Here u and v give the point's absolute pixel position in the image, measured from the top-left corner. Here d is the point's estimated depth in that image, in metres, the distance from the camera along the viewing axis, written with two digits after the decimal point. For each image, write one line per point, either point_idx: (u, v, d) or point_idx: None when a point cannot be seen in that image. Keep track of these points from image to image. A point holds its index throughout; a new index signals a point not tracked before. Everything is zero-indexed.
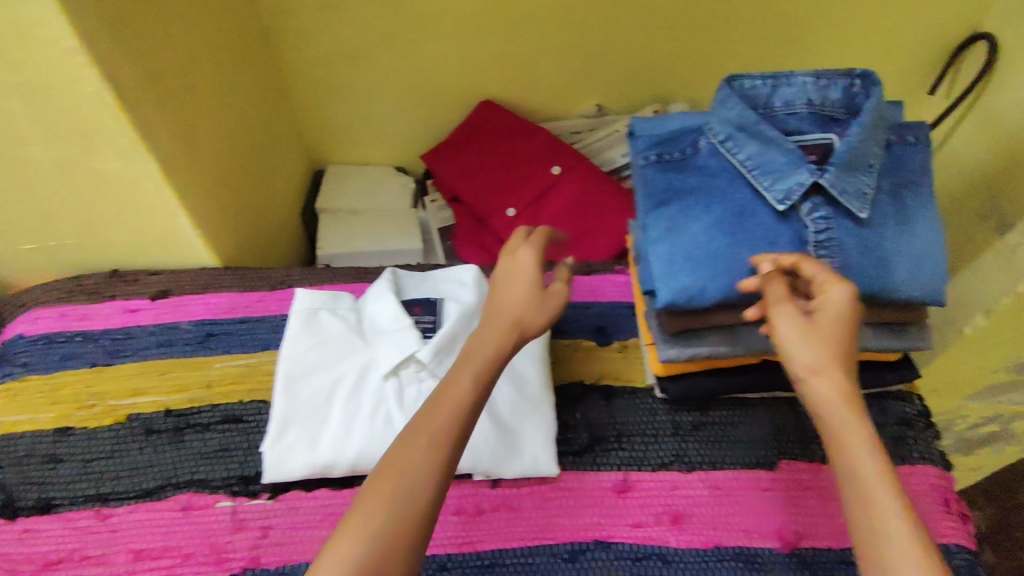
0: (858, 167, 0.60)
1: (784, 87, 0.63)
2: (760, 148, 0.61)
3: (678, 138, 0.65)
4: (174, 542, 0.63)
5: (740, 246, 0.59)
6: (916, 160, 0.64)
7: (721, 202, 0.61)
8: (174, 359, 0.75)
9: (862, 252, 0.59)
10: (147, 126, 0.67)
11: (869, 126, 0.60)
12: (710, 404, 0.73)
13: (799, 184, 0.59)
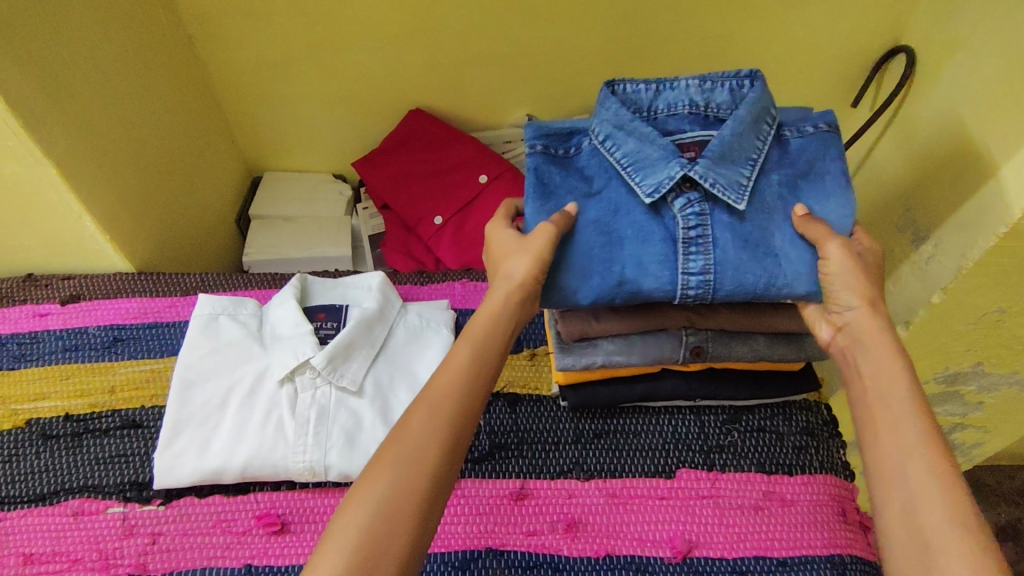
0: (736, 159, 0.60)
1: (666, 91, 0.64)
2: (635, 146, 0.61)
3: (566, 134, 0.64)
4: (64, 547, 0.63)
5: (614, 243, 0.59)
6: (814, 151, 0.62)
7: (601, 200, 0.61)
8: (78, 363, 0.74)
9: (739, 247, 0.58)
10: (43, 131, 0.66)
11: (748, 122, 0.61)
12: (614, 412, 0.74)
13: (669, 177, 0.59)
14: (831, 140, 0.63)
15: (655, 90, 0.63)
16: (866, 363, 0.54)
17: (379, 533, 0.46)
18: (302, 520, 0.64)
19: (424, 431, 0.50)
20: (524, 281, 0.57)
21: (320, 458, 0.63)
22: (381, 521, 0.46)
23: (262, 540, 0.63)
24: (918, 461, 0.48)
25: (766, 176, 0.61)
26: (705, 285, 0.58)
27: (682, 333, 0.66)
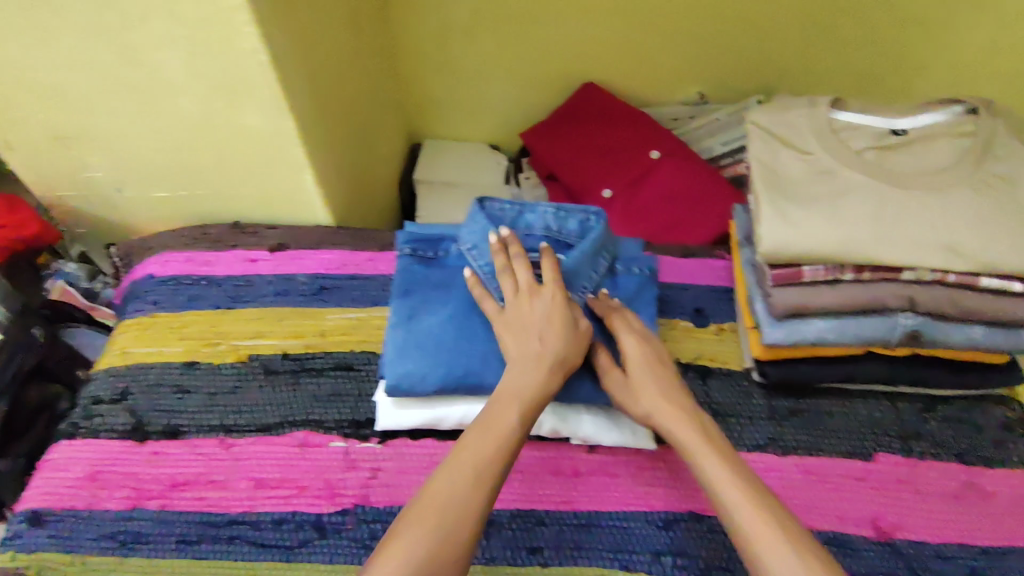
0: (574, 285, 0.68)
1: (528, 214, 0.72)
2: (496, 257, 0.68)
3: (436, 240, 0.72)
4: (292, 474, 0.68)
5: (463, 341, 0.65)
6: (633, 288, 0.72)
7: (454, 299, 0.68)
8: (291, 307, 0.79)
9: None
10: (289, 86, 0.71)
11: (590, 252, 0.69)
12: (804, 393, 0.74)
13: (519, 289, 0.67)
14: (648, 283, 0.73)
15: (519, 211, 0.71)
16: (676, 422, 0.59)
17: (438, 542, 0.48)
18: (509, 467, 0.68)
19: (486, 453, 0.54)
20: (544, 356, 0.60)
21: None
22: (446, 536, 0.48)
23: None
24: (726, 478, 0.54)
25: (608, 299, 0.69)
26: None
27: (899, 315, 0.66)
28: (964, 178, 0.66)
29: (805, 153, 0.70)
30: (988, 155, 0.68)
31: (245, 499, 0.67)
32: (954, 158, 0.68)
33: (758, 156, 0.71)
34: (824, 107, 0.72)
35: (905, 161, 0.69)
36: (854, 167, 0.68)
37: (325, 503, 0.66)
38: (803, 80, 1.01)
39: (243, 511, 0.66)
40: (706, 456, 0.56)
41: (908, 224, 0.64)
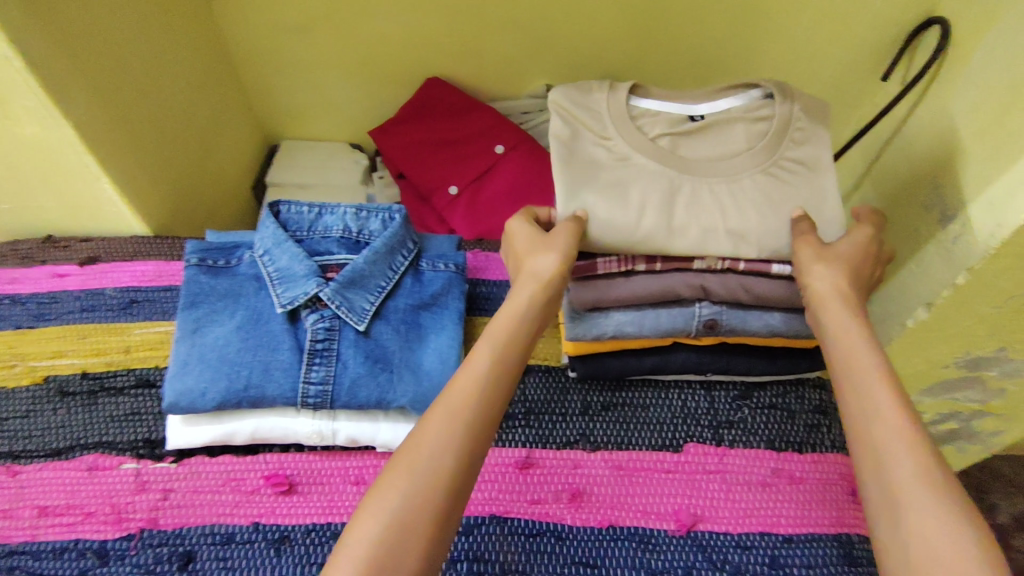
0: (365, 286, 0.66)
1: (326, 216, 0.70)
2: (286, 261, 0.66)
3: (230, 249, 0.69)
4: (78, 500, 0.65)
5: (245, 351, 0.63)
6: (437, 285, 0.69)
7: (242, 308, 0.65)
8: (96, 323, 0.75)
9: (360, 362, 0.63)
10: (62, 92, 0.67)
11: (382, 252, 0.68)
12: (621, 386, 0.73)
13: (303, 293, 0.65)
14: (455, 280, 0.70)
15: (314, 214, 0.70)
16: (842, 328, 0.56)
17: (406, 513, 0.44)
18: (309, 481, 0.66)
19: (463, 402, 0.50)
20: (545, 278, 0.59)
21: (328, 421, 0.64)
22: (425, 486, 0.46)
23: (270, 499, 0.65)
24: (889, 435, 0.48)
25: (399, 302, 0.67)
26: (322, 395, 0.62)
27: (696, 304, 0.66)
28: (754, 167, 0.66)
29: (604, 138, 0.67)
30: (783, 141, 0.67)
31: (26, 528, 0.63)
32: (746, 145, 0.67)
33: (558, 136, 0.66)
34: (624, 88, 0.68)
35: (701, 148, 0.68)
36: (648, 154, 0.66)
37: (110, 529, 0.63)
38: (648, 68, 1.01)
39: (23, 540, 0.63)
40: (884, 399, 0.50)
41: (697, 215, 0.64)
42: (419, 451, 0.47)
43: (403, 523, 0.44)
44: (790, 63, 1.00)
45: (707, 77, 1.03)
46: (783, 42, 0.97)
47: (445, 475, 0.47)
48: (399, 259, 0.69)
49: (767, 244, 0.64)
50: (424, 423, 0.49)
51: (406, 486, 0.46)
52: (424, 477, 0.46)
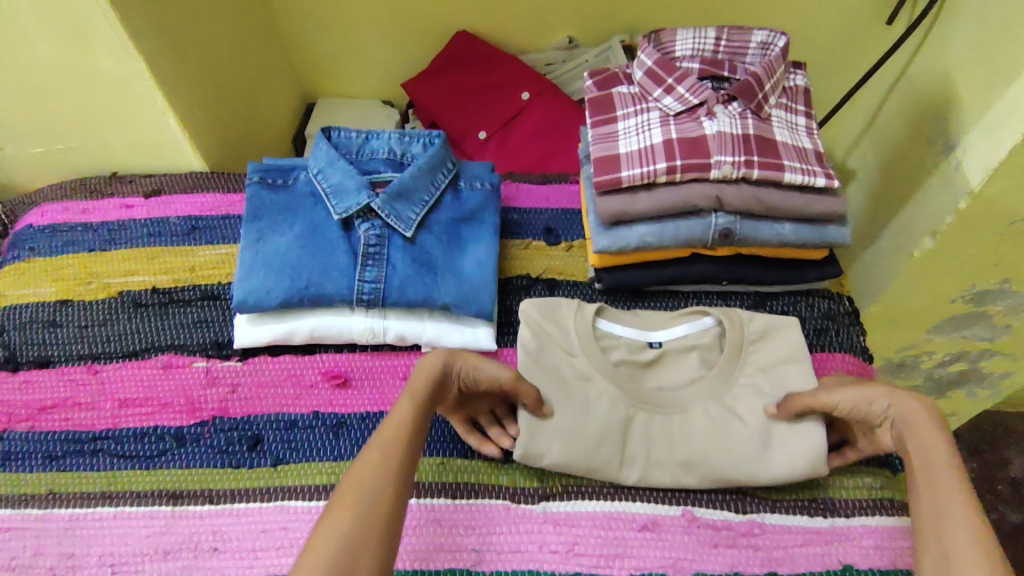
0: (411, 199, 0.73)
1: (373, 140, 0.77)
2: (339, 177, 0.73)
3: (287, 169, 0.76)
4: (154, 393, 0.72)
5: (306, 256, 0.70)
6: (475, 202, 0.76)
7: (301, 220, 0.72)
8: (163, 246, 0.83)
9: (408, 265, 0.70)
10: (136, 29, 0.74)
11: (426, 169, 0.74)
12: (644, 294, 0.79)
13: (357, 204, 0.71)
14: (491, 199, 0.77)
15: (363, 137, 0.76)
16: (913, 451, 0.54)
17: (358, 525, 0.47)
18: (362, 376, 0.72)
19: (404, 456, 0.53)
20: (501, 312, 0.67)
21: (380, 319, 0.71)
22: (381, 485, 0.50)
23: (327, 392, 0.71)
24: (948, 501, 0.50)
25: (441, 215, 0.74)
26: (375, 292, 0.69)
27: (713, 215, 0.71)
28: (713, 392, 0.67)
29: (570, 355, 0.69)
30: (739, 385, 0.67)
31: (108, 417, 0.70)
32: (705, 373, 0.69)
33: (524, 347, 0.69)
34: (593, 307, 0.72)
35: (662, 378, 0.70)
36: (607, 376, 0.67)
37: (185, 417, 0.70)
38: (665, 19, 1.07)
39: (106, 427, 0.70)
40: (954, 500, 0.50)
41: (654, 443, 0.64)
42: (359, 486, 0.50)
43: (358, 540, 0.46)
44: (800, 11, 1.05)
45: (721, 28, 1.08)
46: None
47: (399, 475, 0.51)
48: (440, 177, 0.76)
49: (729, 472, 0.62)
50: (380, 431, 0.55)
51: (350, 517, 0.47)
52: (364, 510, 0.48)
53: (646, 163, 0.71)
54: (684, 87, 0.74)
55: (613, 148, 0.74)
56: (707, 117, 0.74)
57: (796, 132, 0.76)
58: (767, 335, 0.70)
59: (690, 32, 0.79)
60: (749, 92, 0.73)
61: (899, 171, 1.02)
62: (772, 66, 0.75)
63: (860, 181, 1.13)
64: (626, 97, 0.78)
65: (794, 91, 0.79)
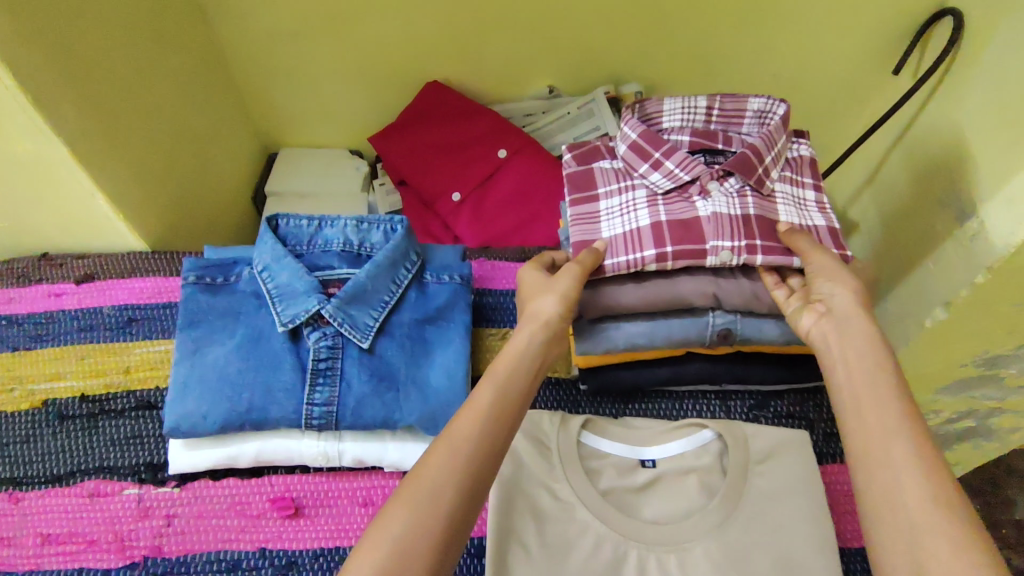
0: (369, 302, 0.64)
1: (325, 229, 0.68)
2: (286, 277, 0.64)
3: (228, 265, 0.67)
4: (80, 528, 0.63)
5: (248, 373, 0.61)
6: (443, 299, 0.67)
7: (243, 327, 0.64)
8: (94, 344, 0.74)
9: (365, 381, 0.62)
10: (52, 108, 0.65)
11: (385, 266, 0.66)
12: (634, 397, 0.71)
13: (305, 310, 0.63)
14: (461, 293, 0.68)
15: (314, 227, 0.67)
16: (858, 380, 0.50)
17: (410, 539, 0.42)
18: (316, 503, 0.64)
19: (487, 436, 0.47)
20: (548, 319, 0.56)
21: (335, 441, 0.63)
22: (421, 519, 0.42)
23: (276, 524, 0.63)
24: (900, 447, 0.45)
25: (404, 318, 0.65)
26: (327, 416, 0.61)
27: (709, 314, 0.63)
28: (714, 524, 0.59)
29: (553, 482, 0.62)
30: (743, 516, 0.60)
31: (30, 557, 0.63)
32: (705, 501, 0.61)
33: (499, 476, 0.61)
34: (578, 420, 0.65)
35: (655, 506, 0.62)
36: (594, 509, 0.60)
37: (114, 557, 0.62)
38: (652, 68, 0.98)
39: (27, 570, 0.62)
40: (902, 450, 0.45)
41: None
42: (420, 483, 0.44)
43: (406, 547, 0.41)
44: (798, 61, 0.97)
45: (713, 78, 0.99)
46: (791, 42, 0.94)
47: (444, 507, 0.43)
48: (402, 272, 0.67)
49: None
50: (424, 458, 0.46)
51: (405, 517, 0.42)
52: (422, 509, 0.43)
53: (633, 252, 0.61)
54: (673, 162, 0.64)
55: (595, 232, 0.64)
56: (700, 196, 0.64)
57: (805, 209, 0.66)
58: (772, 454, 0.63)
59: (677, 100, 0.69)
60: (748, 165, 0.63)
61: (905, 231, 0.94)
62: (772, 135, 0.66)
63: (864, 237, 1.05)
64: (609, 174, 0.68)
65: (798, 162, 0.69)
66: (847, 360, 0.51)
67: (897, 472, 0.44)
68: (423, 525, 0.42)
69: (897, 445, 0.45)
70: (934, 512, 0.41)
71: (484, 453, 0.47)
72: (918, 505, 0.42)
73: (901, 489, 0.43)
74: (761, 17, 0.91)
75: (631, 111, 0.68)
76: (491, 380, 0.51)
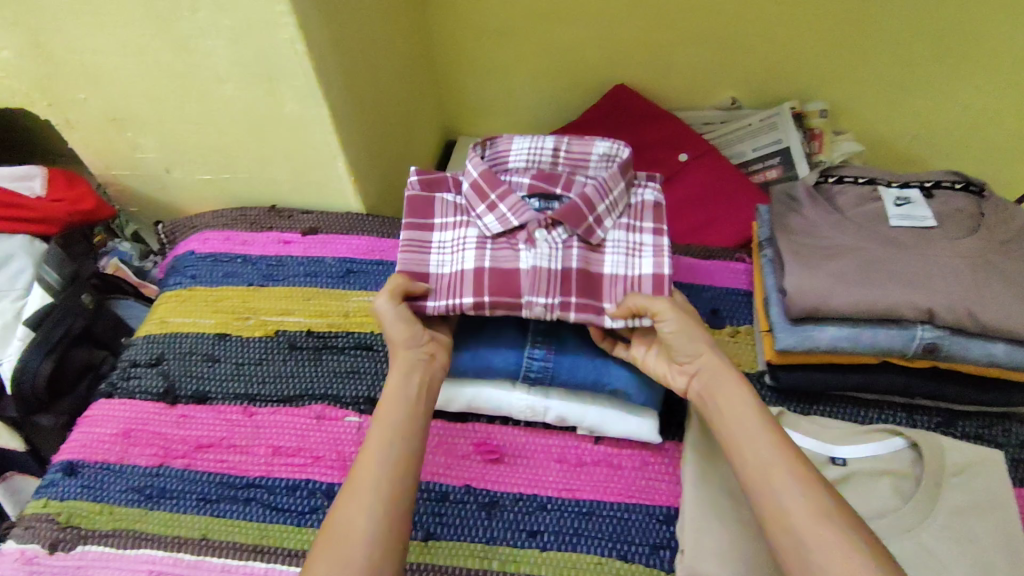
0: None
1: None
2: None
3: None
4: (308, 445, 0.71)
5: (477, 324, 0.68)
6: None
7: None
8: (318, 288, 0.83)
9: (579, 345, 0.68)
10: (325, 76, 0.74)
11: None
12: (819, 398, 0.73)
13: None
14: None
15: None
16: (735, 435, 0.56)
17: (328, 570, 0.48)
18: (516, 453, 0.70)
19: (385, 469, 0.54)
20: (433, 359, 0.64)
21: (542, 398, 0.69)
22: (336, 554, 0.49)
23: (481, 466, 0.69)
24: (782, 476, 0.51)
25: None
26: (544, 370, 0.67)
27: (919, 327, 0.65)
28: (908, 527, 0.61)
29: None
30: (936, 523, 0.61)
31: (262, 464, 0.70)
32: (899, 503, 0.63)
33: (693, 450, 0.65)
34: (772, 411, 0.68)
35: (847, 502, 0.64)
36: None
37: (337, 474, 0.69)
38: (839, 87, 1.00)
39: (259, 475, 0.69)
40: (794, 487, 0.50)
41: None
42: (335, 529, 0.50)
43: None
44: (998, 94, 0.95)
45: (899, 103, 1.00)
46: (992, 73, 0.93)
47: (360, 543, 0.50)
48: None
49: None
50: (337, 508, 0.52)
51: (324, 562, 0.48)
52: (340, 551, 0.49)
53: (453, 295, 0.64)
54: (506, 205, 0.67)
55: (423, 263, 0.67)
56: (526, 244, 0.66)
57: (634, 257, 0.66)
58: (968, 468, 0.64)
59: (527, 141, 0.72)
60: (574, 216, 0.65)
61: None
62: (606, 185, 0.68)
63: None
64: (450, 206, 0.70)
65: (638, 208, 0.70)
66: (726, 410, 0.58)
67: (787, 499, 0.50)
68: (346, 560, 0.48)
69: (778, 485, 0.51)
70: (833, 540, 0.47)
71: (393, 489, 0.53)
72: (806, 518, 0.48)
73: (795, 518, 0.49)
74: (964, 48, 0.91)
75: (477, 149, 0.71)
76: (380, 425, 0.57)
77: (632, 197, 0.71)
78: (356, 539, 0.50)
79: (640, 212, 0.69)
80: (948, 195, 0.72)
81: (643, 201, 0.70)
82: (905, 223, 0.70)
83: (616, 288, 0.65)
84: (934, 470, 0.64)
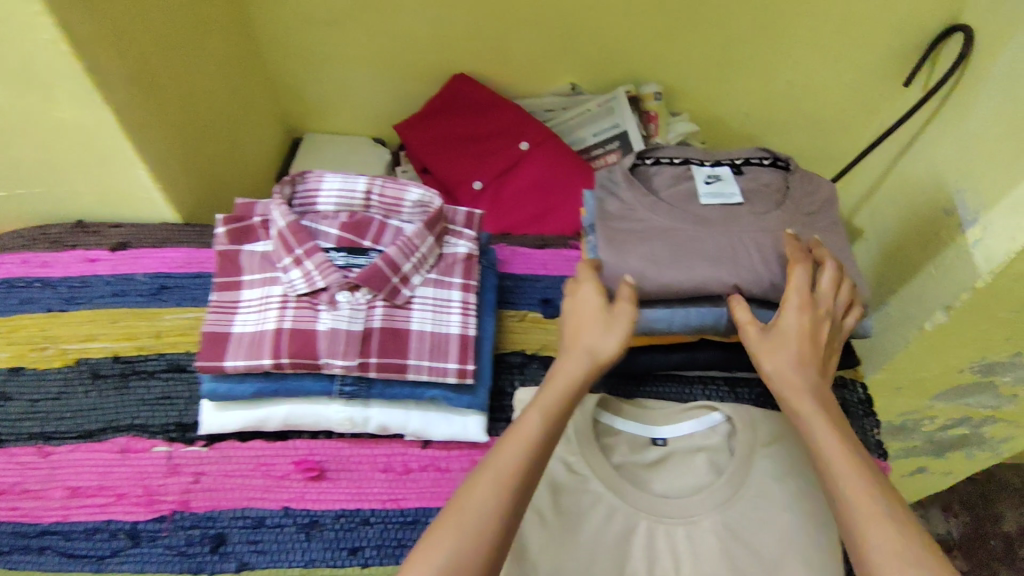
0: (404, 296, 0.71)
1: None
2: None
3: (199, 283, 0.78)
4: (110, 482, 0.65)
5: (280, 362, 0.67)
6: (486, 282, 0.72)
7: None
8: (128, 308, 0.76)
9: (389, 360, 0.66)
10: (102, 78, 0.67)
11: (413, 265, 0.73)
12: (646, 380, 0.74)
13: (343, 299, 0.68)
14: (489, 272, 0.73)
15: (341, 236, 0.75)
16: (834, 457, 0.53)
17: (467, 559, 0.46)
18: (339, 466, 0.66)
19: (512, 458, 0.51)
20: (600, 352, 0.58)
21: (361, 409, 0.65)
22: (467, 548, 0.46)
23: (301, 485, 0.65)
24: (855, 508, 0.50)
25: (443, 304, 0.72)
26: (358, 384, 0.63)
27: (725, 304, 0.67)
28: (722, 500, 0.62)
29: (569, 457, 0.64)
30: (749, 493, 0.63)
31: (57, 509, 0.64)
32: (714, 478, 0.64)
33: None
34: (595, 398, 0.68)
35: (664, 481, 0.65)
36: (606, 481, 0.63)
37: (142, 511, 0.64)
38: (671, 68, 1.01)
39: (55, 521, 0.63)
40: (877, 531, 0.48)
41: (658, 558, 0.60)
42: (465, 512, 0.48)
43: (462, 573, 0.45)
44: (814, 71, 0.99)
45: (730, 83, 1.03)
46: (807, 50, 0.96)
47: (491, 535, 0.47)
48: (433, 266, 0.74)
49: None
50: (467, 488, 0.50)
51: (455, 547, 0.46)
52: (471, 540, 0.47)
53: (250, 356, 0.60)
54: (311, 263, 0.63)
55: (227, 324, 0.63)
56: (327, 305, 0.62)
57: (442, 314, 0.65)
58: (778, 436, 0.66)
59: (337, 181, 0.67)
60: (377, 279, 0.63)
61: (907, 239, 0.93)
62: (412, 242, 0.65)
63: (867, 243, 1.06)
64: (256, 258, 0.65)
65: (449, 263, 0.67)
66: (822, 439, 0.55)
67: (870, 530, 0.48)
68: (468, 555, 0.46)
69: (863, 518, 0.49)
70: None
71: (520, 481, 0.50)
72: (886, 551, 0.47)
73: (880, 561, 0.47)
74: (779, 27, 0.94)
75: (281, 190, 0.66)
76: (537, 405, 0.55)
77: (445, 249, 0.68)
78: (487, 529, 0.47)
79: (451, 266, 0.67)
80: (757, 171, 0.74)
81: (452, 256, 0.68)
82: (716, 200, 0.70)
83: (422, 347, 0.63)
84: (748, 441, 0.65)
